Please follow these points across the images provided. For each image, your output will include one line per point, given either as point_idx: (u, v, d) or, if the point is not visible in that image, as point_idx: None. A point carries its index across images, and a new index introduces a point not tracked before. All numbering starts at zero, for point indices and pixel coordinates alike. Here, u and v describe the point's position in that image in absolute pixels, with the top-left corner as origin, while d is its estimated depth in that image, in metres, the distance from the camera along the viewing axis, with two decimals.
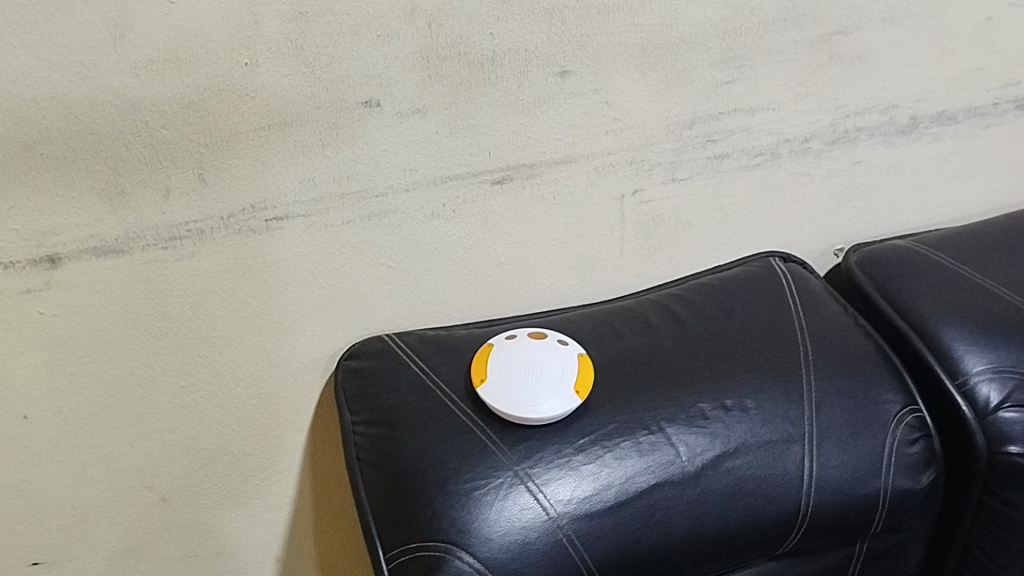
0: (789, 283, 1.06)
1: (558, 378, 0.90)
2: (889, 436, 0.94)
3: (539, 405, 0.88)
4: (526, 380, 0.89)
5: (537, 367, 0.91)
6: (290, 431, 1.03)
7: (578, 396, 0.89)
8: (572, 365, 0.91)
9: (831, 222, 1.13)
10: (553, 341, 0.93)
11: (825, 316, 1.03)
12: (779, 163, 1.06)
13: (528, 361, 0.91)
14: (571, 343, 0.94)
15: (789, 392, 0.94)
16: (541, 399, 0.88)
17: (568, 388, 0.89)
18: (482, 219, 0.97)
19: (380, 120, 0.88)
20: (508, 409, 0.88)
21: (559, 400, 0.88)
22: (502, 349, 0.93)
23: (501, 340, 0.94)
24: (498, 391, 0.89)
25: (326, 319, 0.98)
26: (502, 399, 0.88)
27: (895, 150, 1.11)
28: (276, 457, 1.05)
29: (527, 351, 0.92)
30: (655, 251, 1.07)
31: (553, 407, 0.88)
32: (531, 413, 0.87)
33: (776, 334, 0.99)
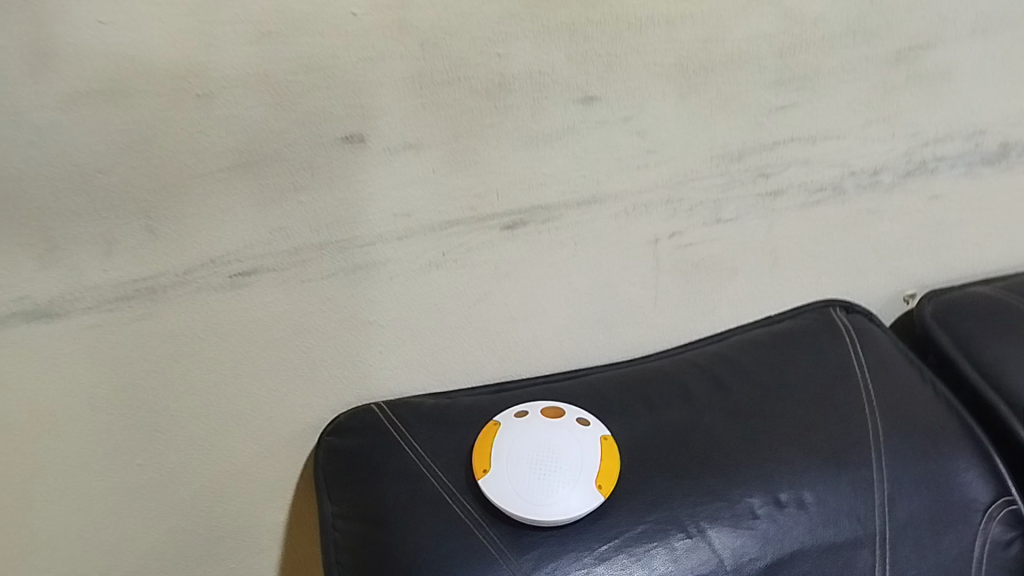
0: (854, 340, 0.90)
1: (579, 472, 0.75)
2: (977, 536, 0.79)
3: (556, 506, 0.73)
4: (540, 473, 0.75)
5: (553, 454, 0.75)
6: (270, 510, 0.89)
7: (600, 493, 0.74)
8: (596, 454, 0.76)
9: (902, 265, 0.97)
10: (571, 421, 0.78)
11: (897, 381, 0.86)
12: (843, 199, 0.90)
13: (543, 445, 0.76)
14: (593, 423, 0.78)
15: (856, 482, 0.78)
16: (558, 499, 0.73)
17: (590, 481, 0.74)
18: (492, 269, 0.82)
19: (364, 158, 0.73)
20: (518, 510, 0.73)
21: (580, 502, 0.73)
22: (511, 431, 0.78)
23: (509, 417, 0.79)
24: (506, 486, 0.74)
25: (307, 385, 0.84)
26: (510, 497, 0.74)
27: (981, 182, 0.94)
28: (254, 539, 0.90)
29: (541, 432, 0.77)
30: (694, 302, 0.91)
31: (573, 510, 0.73)
32: (546, 517, 0.73)
33: (841, 405, 0.83)
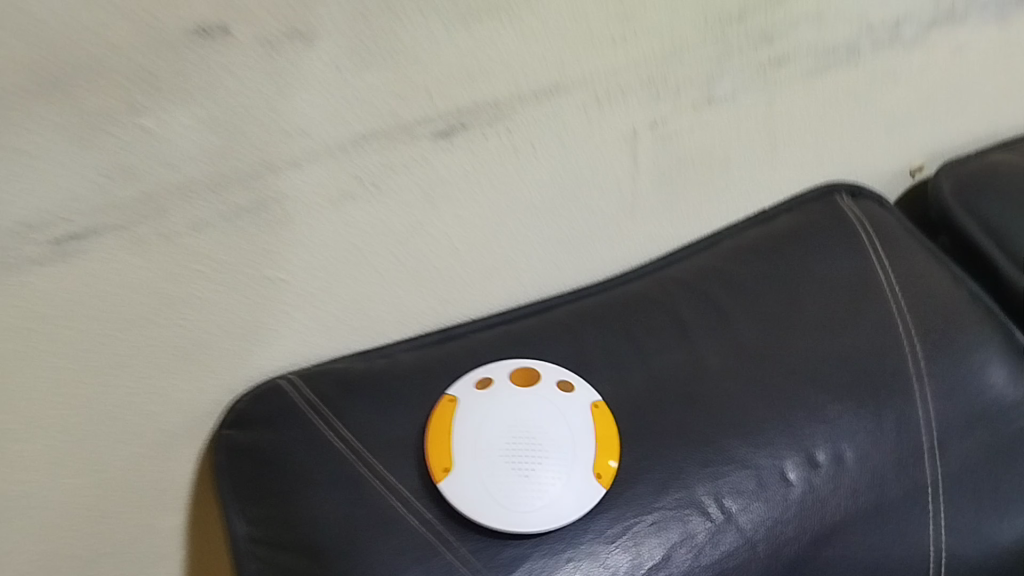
0: (870, 238, 0.74)
1: (570, 460, 0.58)
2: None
3: (545, 508, 0.56)
4: (520, 464, 0.57)
5: (535, 438, 0.58)
6: (162, 517, 0.70)
7: (600, 485, 0.57)
8: (588, 432, 0.59)
9: (912, 134, 0.80)
10: (551, 389, 0.60)
11: (925, 284, 0.71)
12: (856, 61, 0.71)
13: (520, 425, 0.58)
14: (578, 388, 0.61)
15: (900, 422, 0.64)
16: (546, 497, 0.56)
17: (586, 472, 0.57)
18: (424, 190, 0.61)
19: (233, 57, 0.49)
20: (495, 518, 0.56)
21: (576, 499, 0.57)
22: (474, 408, 0.59)
23: (468, 389, 0.60)
24: (478, 488, 0.56)
25: (191, 365, 0.62)
26: (484, 501, 0.56)
27: (1010, 28, 0.76)
28: (145, 551, 0.71)
29: (515, 407, 0.59)
30: (678, 202, 0.73)
31: (566, 511, 0.56)
32: (532, 524, 0.56)
33: (870, 328, 0.68)
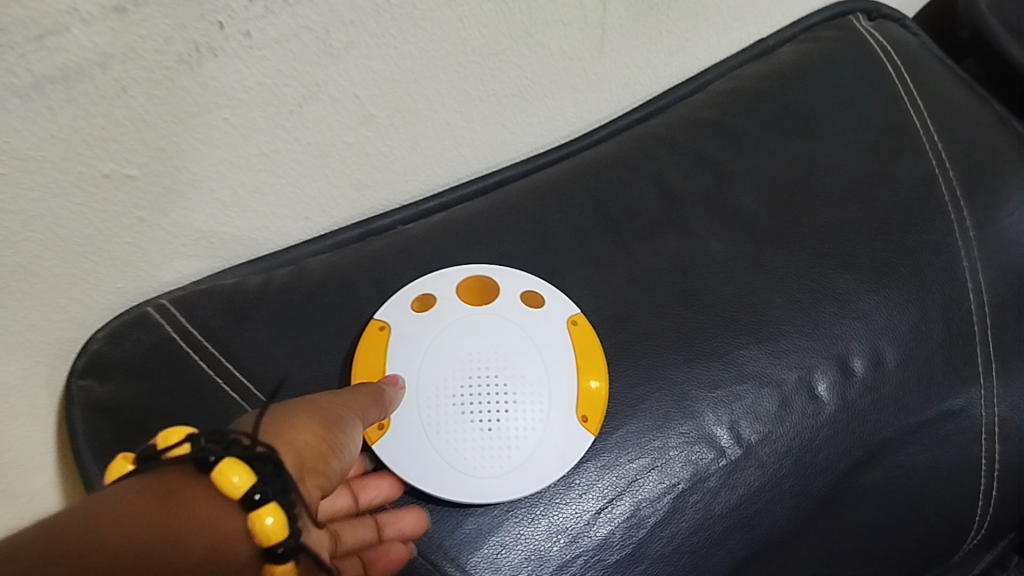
0: (897, 73, 0.59)
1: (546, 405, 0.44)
2: None
3: (518, 470, 0.42)
4: (479, 415, 0.43)
5: (498, 379, 0.43)
6: (20, 493, 0.52)
7: (586, 429, 0.44)
8: (567, 363, 0.45)
9: None
10: (514, 306, 0.46)
11: (966, 128, 0.57)
12: None
13: (476, 362, 0.44)
14: (548, 301, 0.47)
15: (947, 305, 0.51)
16: (519, 456, 0.43)
17: (565, 413, 0.44)
18: (319, 36, 0.43)
19: None
20: (452, 488, 0.42)
21: (557, 455, 0.43)
22: (416, 341, 0.45)
23: (405, 314, 0.46)
24: (427, 451, 0.42)
25: (18, 302, 0.44)
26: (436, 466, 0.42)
27: None
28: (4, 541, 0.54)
29: (469, 339, 0.44)
30: (659, 35, 0.56)
31: (546, 472, 0.43)
32: (503, 492, 0.42)
33: (902, 189, 0.54)
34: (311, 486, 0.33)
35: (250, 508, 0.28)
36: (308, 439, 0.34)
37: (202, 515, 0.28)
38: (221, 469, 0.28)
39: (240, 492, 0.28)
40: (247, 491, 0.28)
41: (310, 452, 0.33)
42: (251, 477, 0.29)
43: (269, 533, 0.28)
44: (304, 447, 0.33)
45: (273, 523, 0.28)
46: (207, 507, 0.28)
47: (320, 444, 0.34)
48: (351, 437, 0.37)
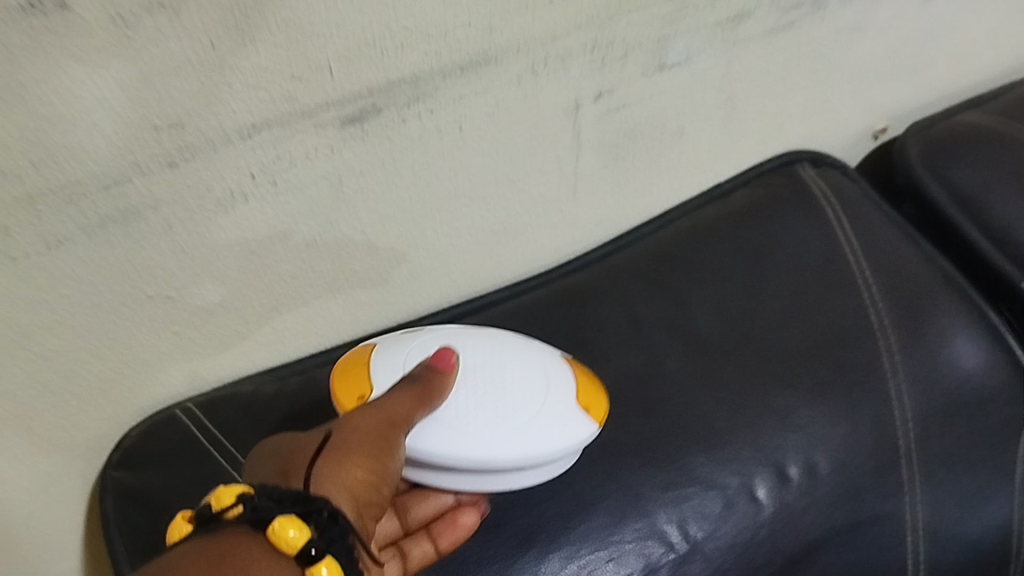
0: (837, 216, 0.68)
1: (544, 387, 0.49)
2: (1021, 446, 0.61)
3: (519, 435, 0.47)
4: (477, 394, 0.48)
5: (497, 368, 0.49)
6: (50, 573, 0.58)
7: (576, 419, 0.49)
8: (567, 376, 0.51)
9: (877, 94, 0.73)
10: (509, 338, 0.52)
11: (897, 266, 0.65)
12: (821, 17, 0.63)
13: (480, 359, 0.50)
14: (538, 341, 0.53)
15: (878, 422, 0.58)
16: (519, 424, 0.47)
17: (558, 401, 0.49)
18: (333, 184, 0.52)
19: (75, 40, 0.39)
20: (452, 448, 0.45)
21: (558, 428, 0.48)
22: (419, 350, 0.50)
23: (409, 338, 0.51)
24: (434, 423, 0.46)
25: (65, 403, 0.52)
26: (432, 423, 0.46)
27: None
28: None
29: (471, 347, 0.50)
30: (626, 181, 0.65)
31: (542, 443, 0.47)
32: (508, 453, 0.46)
33: (837, 317, 0.61)
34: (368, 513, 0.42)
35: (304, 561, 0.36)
36: (360, 472, 0.42)
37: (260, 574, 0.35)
38: (279, 524, 0.36)
39: (299, 545, 0.36)
40: (303, 543, 0.36)
41: (363, 485, 0.41)
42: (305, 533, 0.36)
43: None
44: (356, 482, 0.41)
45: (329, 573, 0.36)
46: None
47: (369, 475, 0.42)
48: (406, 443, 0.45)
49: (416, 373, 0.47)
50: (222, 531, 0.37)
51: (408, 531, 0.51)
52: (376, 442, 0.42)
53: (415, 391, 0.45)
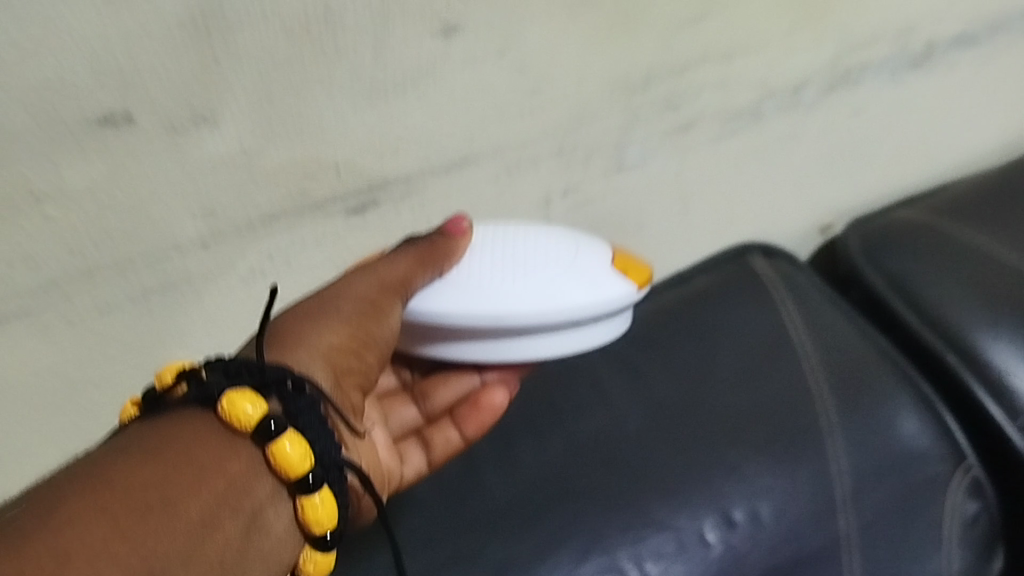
0: (782, 298, 0.76)
1: (571, 250, 0.57)
2: (947, 503, 0.68)
3: (541, 293, 0.54)
4: (497, 271, 0.55)
5: (524, 242, 0.57)
6: None
7: (599, 277, 0.56)
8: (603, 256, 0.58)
9: (820, 193, 0.83)
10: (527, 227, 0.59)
11: (836, 343, 0.74)
12: (761, 126, 0.74)
13: (514, 238, 0.58)
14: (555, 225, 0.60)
15: (816, 476, 0.65)
16: (544, 288, 0.54)
17: (581, 266, 0.56)
18: (338, 265, 0.62)
19: (134, 143, 0.50)
20: (473, 301, 0.53)
21: (583, 286, 0.55)
22: None
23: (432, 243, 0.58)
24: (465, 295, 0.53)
25: None
26: (453, 286, 0.54)
27: (903, 90, 0.80)
28: None
29: (507, 227, 0.59)
30: None
31: (565, 291, 0.54)
32: (525, 303, 0.53)
33: (781, 386, 0.69)
34: (344, 379, 0.49)
35: (260, 434, 0.40)
36: (337, 339, 0.49)
37: (208, 458, 0.39)
38: (231, 395, 0.40)
39: (250, 420, 0.40)
40: (258, 416, 0.40)
41: (337, 352, 0.48)
42: (259, 407, 0.41)
43: (287, 452, 0.40)
44: (334, 346, 0.48)
45: (288, 446, 0.40)
46: (195, 468, 0.39)
47: (348, 341, 0.49)
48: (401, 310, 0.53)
49: (426, 237, 0.54)
50: (170, 412, 0.41)
51: (431, 418, 0.61)
52: (365, 306, 0.50)
53: (416, 258, 0.53)
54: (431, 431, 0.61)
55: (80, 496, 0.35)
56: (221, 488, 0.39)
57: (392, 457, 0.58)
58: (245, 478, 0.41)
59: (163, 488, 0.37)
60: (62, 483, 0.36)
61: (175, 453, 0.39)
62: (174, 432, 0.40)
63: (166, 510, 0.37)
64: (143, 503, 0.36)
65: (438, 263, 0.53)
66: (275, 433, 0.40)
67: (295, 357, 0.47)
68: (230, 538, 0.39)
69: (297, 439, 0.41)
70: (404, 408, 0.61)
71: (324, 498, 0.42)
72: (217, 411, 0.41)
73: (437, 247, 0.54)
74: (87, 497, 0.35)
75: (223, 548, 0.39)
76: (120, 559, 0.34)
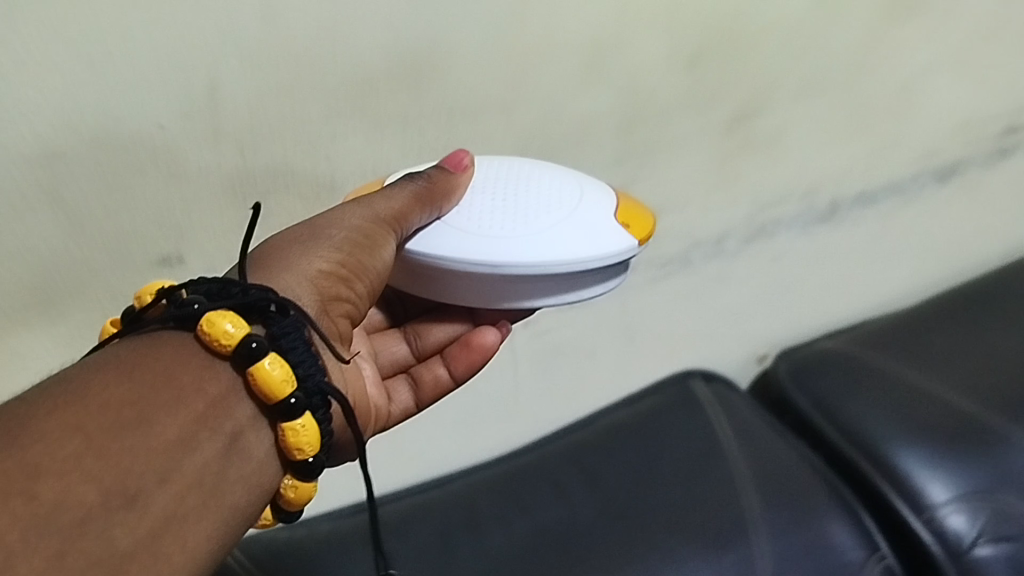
0: (717, 415, 0.89)
1: (572, 174, 0.63)
2: None
3: (538, 239, 0.57)
4: (495, 206, 0.60)
5: (529, 192, 0.60)
6: None
7: (597, 223, 0.59)
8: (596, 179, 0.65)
9: (753, 327, 0.98)
10: (525, 162, 0.63)
11: (764, 451, 0.86)
12: (691, 270, 0.89)
13: (517, 184, 0.61)
14: (559, 171, 0.62)
15: (740, 561, 0.76)
16: (541, 234, 0.58)
17: (577, 216, 0.59)
18: None
19: (182, 277, 0.67)
20: (476, 251, 0.57)
21: (580, 231, 0.58)
22: None
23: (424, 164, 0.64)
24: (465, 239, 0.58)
25: None
26: (452, 229, 0.58)
27: (816, 240, 0.96)
28: None
29: (507, 175, 0.62)
30: (556, 387, 0.88)
31: (562, 238, 0.58)
32: (524, 251, 0.57)
33: (712, 486, 0.81)
34: (332, 307, 0.52)
35: (245, 353, 0.43)
36: (328, 264, 0.52)
37: (189, 376, 0.42)
38: (211, 317, 0.43)
39: (235, 336, 0.43)
40: (242, 336, 0.43)
41: (330, 273, 0.52)
42: (243, 328, 0.43)
43: (276, 371, 0.43)
44: (324, 270, 0.52)
45: (271, 364, 0.43)
46: (168, 397, 0.41)
47: (342, 266, 0.53)
48: (398, 240, 0.57)
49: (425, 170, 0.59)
50: (150, 331, 0.44)
51: (420, 358, 0.68)
52: (356, 237, 0.54)
53: (416, 190, 0.57)
54: (420, 369, 0.68)
55: (53, 419, 0.37)
56: (201, 409, 0.42)
57: (380, 394, 0.65)
58: (224, 399, 0.43)
59: (137, 407, 0.40)
60: (37, 398, 0.38)
61: (152, 372, 0.41)
62: (152, 351, 0.42)
63: (139, 430, 0.39)
64: (114, 421, 0.38)
65: (436, 200, 0.58)
66: (256, 353, 0.43)
67: (282, 278, 0.50)
68: (209, 457, 0.41)
69: (279, 362, 0.44)
70: (396, 345, 0.68)
71: (306, 422, 0.45)
72: (198, 332, 0.43)
73: (435, 185, 0.58)
74: (60, 418, 0.37)
75: (201, 462, 0.41)
76: (89, 470, 0.36)
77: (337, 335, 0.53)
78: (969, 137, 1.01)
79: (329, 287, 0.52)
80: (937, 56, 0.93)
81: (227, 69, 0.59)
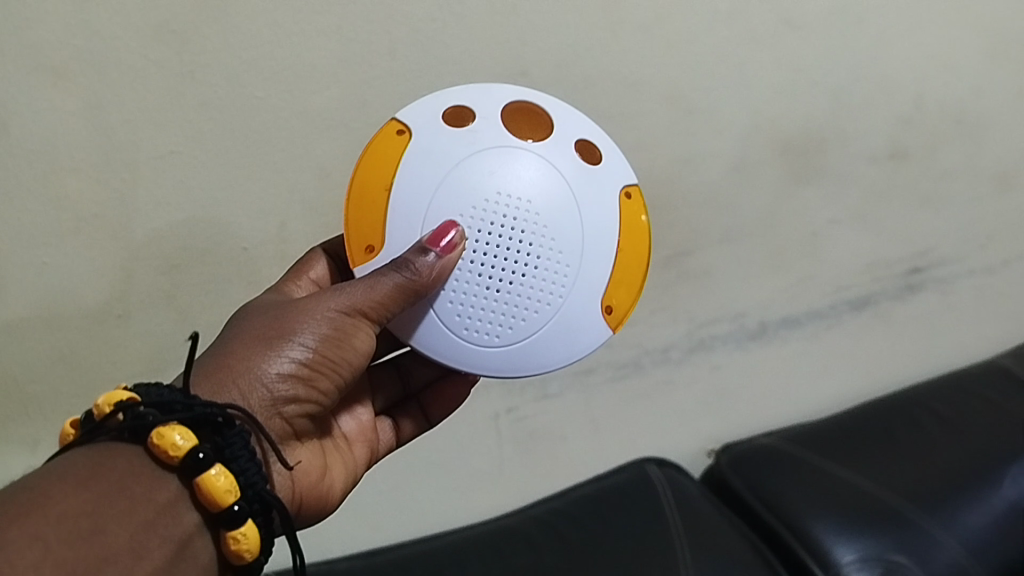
0: (664, 491, 1.09)
1: (579, 230, 0.64)
2: None
3: (522, 353, 0.64)
4: (497, 299, 0.63)
5: (534, 283, 0.63)
6: None
7: (585, 326, 0.65)
8: (603, 203, 0.65)
9: (699, 425, 1.20)
10: (564, 182, 0.64)
11: (700, 520, 1.05)
12: (642, 372, 1.15)
13: (534, 248, 0.62)
14: (586, 213, 0.64)
15: None
16: (525, 348, 0.64)
17: (567, 321, 0.64)
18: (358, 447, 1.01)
19: None
20: (461, 358, 0.64)
21: (561, 341, 0.64)
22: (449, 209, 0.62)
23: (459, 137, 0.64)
24: (455, 341, 0.64)
25: None
26: (442, 330, 0.64)
27: (749, 354, 1.21)
28: None
29: (533, 220, 0.62)
30: (534, 467, 1.11)
31: (540, 354, 0.64)
32: (501, 365, 0.64)
33: (652, 544, 1.00)
34: (286, 406, 0.63)
35: (195, 463, 0.53)
36: (291, 367, 0.61)
37: (141, 485, 0.52)
38: (161, 430, 0.53)
39: (185, 447, 0.53)
40: (192, 447, 0.53)
41: (287, 379, 0.62)
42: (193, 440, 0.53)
43: (222, 480, 0.54)
44: (287, 371, 0.61)
45: (215, 473, 0.54)
46: (118, 505, 0.50)
47: (305, 371, 0.62)
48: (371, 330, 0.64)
49: (417, 247, 0.60)
50: (103, 442, 0.53)
51: (398, 403, 0.82)
52: (331, 337, 0.62)
53: (397, 284, 0.60)
54: (398, 417, 0.81)
55: (16, 528, 0.45)
56: (150, 515, 0.52)
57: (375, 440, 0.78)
58: (167, 508, 0.53)
59: (91, 516, 0.49)
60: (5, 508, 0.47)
61: (107, 481, 0.51)
62: (108, 462, 0.52)
63: (92, 538, 0.48)
64: (71, 530, 0.47)
65: (420, 290, 0.61)
66: (202, 463, 0.53)
67: (237, 385, 0.60)
68: (156, 562, 0.51)
69: (223, 472, 0.54)
70: (380, 393, 0.81)
71: (247, 529, 0.55)
72: (150, 444, 0.53)
73: (422, 277, 0.60)
74: (25, 527, 0.46)
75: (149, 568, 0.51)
76: None
77: (287, 424, 0.64)
78: (876, 275, 1.26)
79: (287, 388, 0.62)
80: (838, 213, 1.19)
81: (293, 211, 0.87)
